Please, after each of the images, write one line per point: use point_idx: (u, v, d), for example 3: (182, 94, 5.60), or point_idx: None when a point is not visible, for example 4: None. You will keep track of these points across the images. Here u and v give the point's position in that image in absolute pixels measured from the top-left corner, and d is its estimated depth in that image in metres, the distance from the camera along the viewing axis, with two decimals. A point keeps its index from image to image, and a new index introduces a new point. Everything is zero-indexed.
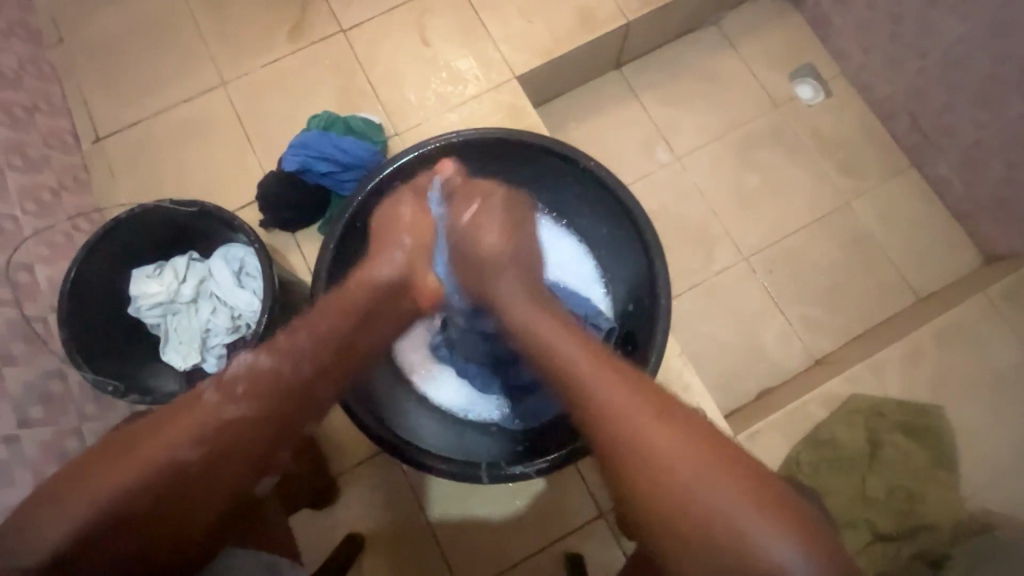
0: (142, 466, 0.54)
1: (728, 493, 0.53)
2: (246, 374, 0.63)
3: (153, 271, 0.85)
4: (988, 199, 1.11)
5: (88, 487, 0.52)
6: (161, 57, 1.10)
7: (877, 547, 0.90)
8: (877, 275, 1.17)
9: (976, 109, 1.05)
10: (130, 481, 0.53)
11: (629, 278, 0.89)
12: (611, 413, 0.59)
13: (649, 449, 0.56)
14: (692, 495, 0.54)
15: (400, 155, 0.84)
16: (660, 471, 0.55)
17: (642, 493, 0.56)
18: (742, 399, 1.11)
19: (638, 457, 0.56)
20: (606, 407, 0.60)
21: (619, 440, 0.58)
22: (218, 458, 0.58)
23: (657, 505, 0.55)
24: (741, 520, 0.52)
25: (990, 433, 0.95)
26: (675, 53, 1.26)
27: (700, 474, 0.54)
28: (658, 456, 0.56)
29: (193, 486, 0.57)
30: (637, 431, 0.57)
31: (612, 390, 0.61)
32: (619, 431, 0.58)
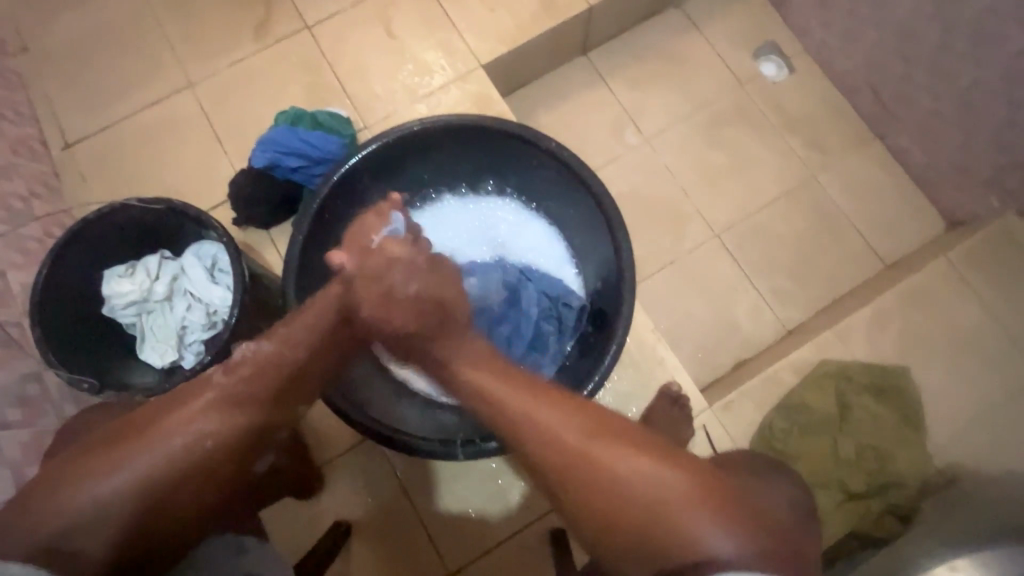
0: (134, 465, 0.57)
1: (674, 496, 0.57)
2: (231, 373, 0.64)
3: (125, 271, 0.86)
4: (947, 166, 1.14)
5: (89, 484, 0.55)
6: (126, 61, 1.10)
7: (849, 506, 0.94)
8: (845, 245, 1.19)
9: (931, 78, 1.08)
10: (125, 478, 0.56)
11: (599, 259, 0.91)
12: (562, 443, 0.61)
13: (597, 467, 0.59)
14: (644, 505, 0.57)
15: (366, 145, 0.85)
16: (612, 493, 0.58)
17: (597, 511, 0.59)
18: (718, 372, 1.14)
19: (592, 477, 0.59)
20: (552, 436, 0.61)
21: (570, 464, 0.60)
22: (207, 455, 0.60)
23: (612, 516, 0.59)
24: (684, 518, 0.56)
25: (952, 391, 1.00)
26: (640, 37, 1.28)
27: (648, 486, 0.58)
28: (609, 473, 0.59)
29: (187, 482, 0.59)
30: (585, 457, 0.60)
31: (565, 432, 0.61)
32: (567, 460, 0.60)
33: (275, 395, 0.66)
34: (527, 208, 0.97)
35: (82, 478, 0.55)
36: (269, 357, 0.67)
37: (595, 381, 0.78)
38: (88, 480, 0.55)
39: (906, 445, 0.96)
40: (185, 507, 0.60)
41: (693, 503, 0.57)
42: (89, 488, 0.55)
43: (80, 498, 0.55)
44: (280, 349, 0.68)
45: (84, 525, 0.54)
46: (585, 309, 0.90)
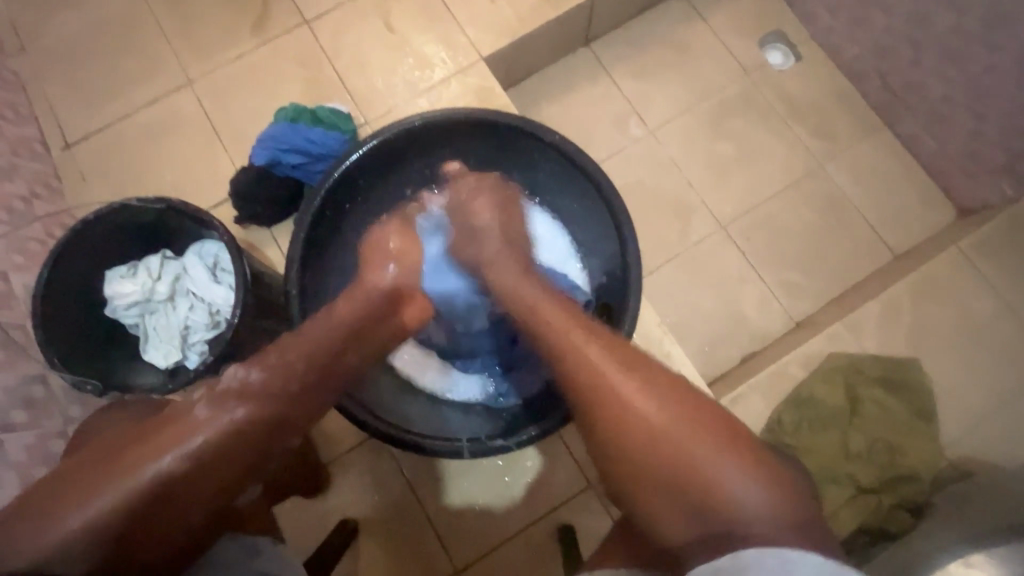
0: (134, 473, 0.54)
1: (700, 443, 0.55)
2: (259, 371, 0.64)
3: (126, 271, 0.86)
4: (957, 153, 1.12)
5: (111, 474, 0.54)
6: (124, 59, 1.09)
7: (861, 499, 0.92)
8: (854, 235, 1.17)
9: (943, 62, 1.05)
10: (123, 487, 0.54)
11: (605, 254, 0.89)
12: (590, 375, 0.61)
13: (623, 402, 0.58)
14: (667, 449, 0.55)
15: (366, 140, 0.84)
16: (637, 433, 0.57)
17: (620, 454, 0.57)
18: (725, 365, 1.13)
19: (622, 406, 0.58)
20: (583, 366, 0.62)
21: (597, 400, 0.59)
22: (210, 462, 0.58)
23: (643, 453, 0.56)
24: (710, 465, 0.53)
25: (964, 382, 0.98)
26: (643, 26, 1.26)
27: (673, 428, 0.56)
28: (632, 411, 0.57)
29: (186, 493, 0.57)
30: (610, 389, 0.59)
31: (592, 361, 0.62)
32: (593, 389, 0.60)
33: (296, 396, 0.65)
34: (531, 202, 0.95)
35: (82, 485, 0.54)
36: (276, 362, 0.65)
37: None
38: (88, 487, 0.54)
39: (917, 438, 0.95)
40: (184, 518, 0.57)
41: (720, 450, 0.54)
42: (88, 497, 0.53)
43: (79, 507, 0.53)
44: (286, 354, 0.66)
45: (80, 536, 0.52)
46: (591, 304, 0.89)
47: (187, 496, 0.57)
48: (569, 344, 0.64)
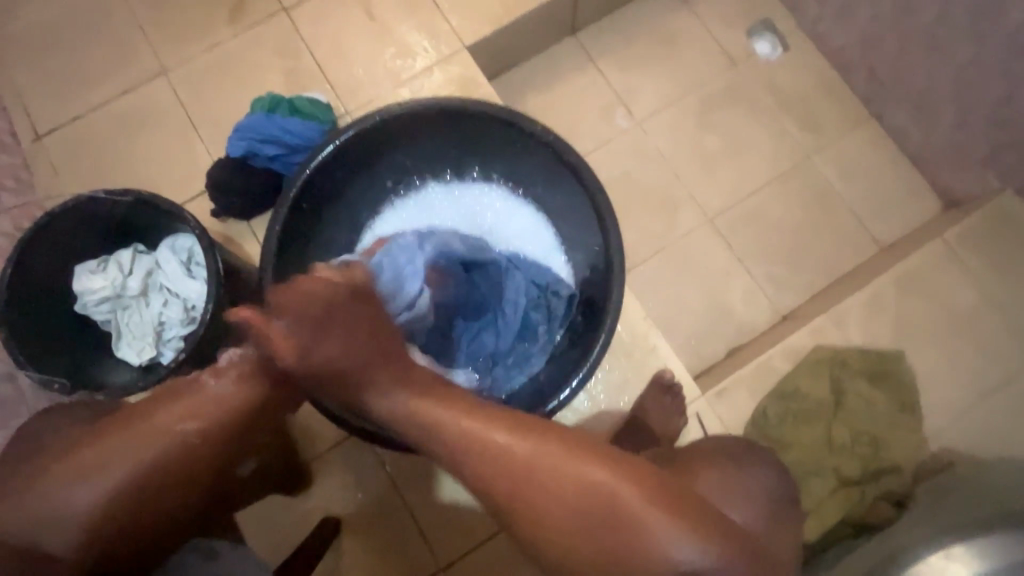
0: (117, 472, 0.56)
1: (639, 531, 0.54)
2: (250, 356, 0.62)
3: (96, 266, 0.83)
4: (943, 145, 1.11)
5: (98, 468, 0.56)
6: (95, 48, 1.06)
7: (845, 492, 0.92)
8: (840, 228, 1.17)
9: (928, 53, 1.05)
10: (107, 484, 0.56)
11: (588, 247, 0.88)
12: (513, 491, 0.55)
13: (556, 513, 0.54)
14: (606, 546, 0.54)
15: (343, 131, 0.82)
16: (575, 533, 0.54)
17: (562, 554, 0.55)
18: (711, 359, 1.12)
19: (544, 511, 0.55)
20: (504, 484, 0.55)
21: (529, 510, 0.55)
22: (190, 465, 0.59)
23: (572, 548, 0.55)
24: (654, 549, 0.53)
25: (946, 375, 0.99)
26: (630, 16, 1.24)
27: (611, 524, 0.54)
28: (558, 510, 0.54)
29: (167, 492, 0.59)
30: (539, 501, 0.54)
31: (504, 467, 0.56)
32: (523, 502, 0.55)
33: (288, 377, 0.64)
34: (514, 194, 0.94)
35: (67, 478, 0.56)
36: (261, 357, 0.61)
37: (583, 371, 0.76)
38: (71, 482, 0.56)
39: (900, 430, 0.95)
40: (165, 514, 0.60)
41: (659, 532, 0.54)
42: (74, 489, 0.55)
43: (66, 500, 0.55)
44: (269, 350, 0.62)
45: (67, 528, 0.55)
46: (573, 297, 0.88)
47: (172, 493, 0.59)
48: (483, 454, 0.56)
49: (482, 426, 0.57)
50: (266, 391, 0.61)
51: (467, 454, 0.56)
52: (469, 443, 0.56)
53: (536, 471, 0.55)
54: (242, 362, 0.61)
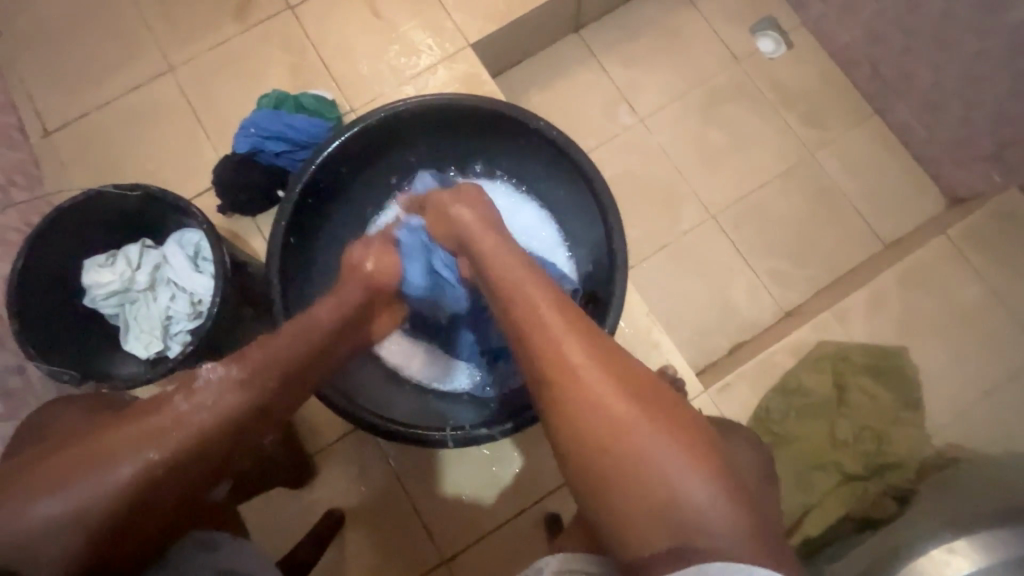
0: (79, 493, 0.53)
1: (659, 437, 0.53)
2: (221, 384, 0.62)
3: (105, 260, 0.84)
4: (948, 141, 1.11)
5: (62, 487, 0.52)
6: (104, 45, 1.07)
7: (848, 487, 0.92)
8: (843, 224, 1.17)
9: (932, 49, 1.04)
10: (68, 504, 0.52)
11: (591, 245, 0.89)
12: (561, 358, 0.58)
13: (589, 390, 0.56)
14: (626, 441, 0.54)
15: (349, 126, 0.82)
16: (600, 423, 0.55)
17: (580, 441, 0.55)
18: (714, 355, 1.12)
19: (580, 398, 0.56)
20: (554, 347, 0.59)
21: (564, 385, 0.57)
22: (159, 487, 0.56)
23: (596, 445, 0.55)
24: (668, 464, 0.52)
25: (949, 371, 0.99)
26: (634, 13, 1.24)
27: (636, 416, 0.55)
28: (597, 399, 0.56)
29: (132, 517, 0.55)
30: (581, 371, 0.57)
31: (559, 348, 0.59)
32: (562, 372, 0.58)
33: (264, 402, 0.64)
34: (517, 193, 0.95)
35: (26, 495, 0.52)
36: (239, 381, 0.63)
37: None
38: (31, 499, 0.52)
39: (904, 426, 0.95)
40: (133, 538, 0.56)
41: (677, 447, 0.53)
42: (34, 507, 0.52)
43: (24, 517, 0.52)
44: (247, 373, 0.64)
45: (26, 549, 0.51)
46: (576, 294, 0.88)
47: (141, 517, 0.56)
48: (546, 322, 0.61)
49: (550, 306, 0.63)
50: (242, 415, 0.62)
51: (532, 319, 0.62)
52: (534, 313, 0.63)
53: (589, 346, 0.59)
54: (221, 385, 0.62)
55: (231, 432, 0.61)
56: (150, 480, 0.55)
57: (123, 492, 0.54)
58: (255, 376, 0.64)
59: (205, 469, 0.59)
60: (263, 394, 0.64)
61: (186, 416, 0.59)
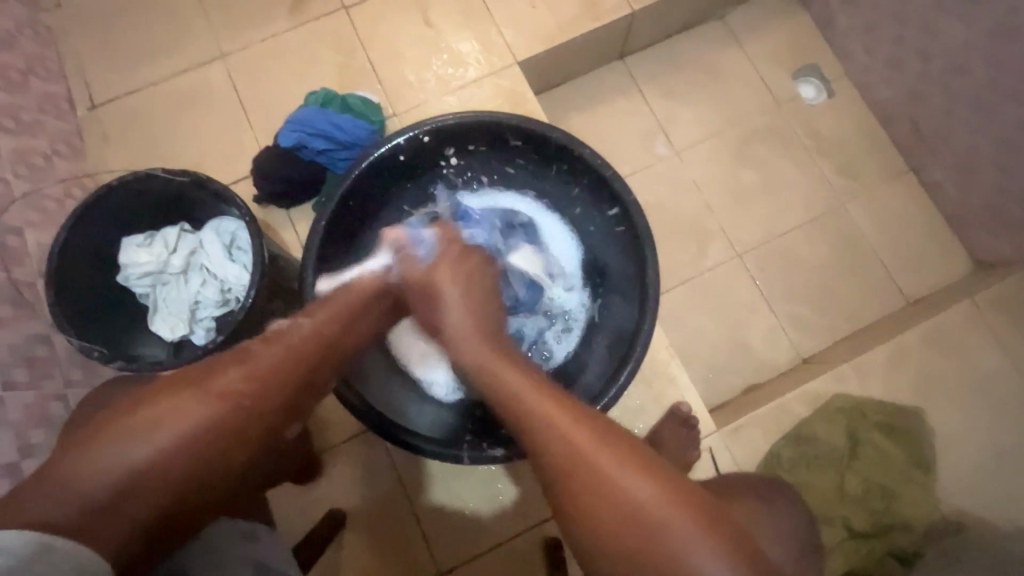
0: (159, 434, 0.56)
1: (670, 521, 0.53)
2: (289, 330, 0.68)
3: (143, 240, 0.86)
4: (981, 207, 1.11)
5: (148, 425, 0.56)
6: (160, 27, 1.09)
7: (852, 543, 0.93)
8: (868, 277, 1.17)
9: (975, 115, 1.05)
10: (151, 445, 0.56)
11: (621, 278, 0.89)
12: (574, 459, 0.57)
13: (610, 485, 0.55)
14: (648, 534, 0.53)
15: (396, 134, 0.84)
16: (612, 516, 0.55)
17: (599, 536, 0.55)
18: (728, 395, 1.12)
19: (593, 495, 0.55)
20: (568, 449, 0.57)
21: (584, 482, 0.56)
22: (240, 419, 0.61)
23: (613, 533, 0.54)
24: (680, 541, 0.52)
25: (961, 436, 0.99)
26: (678, 46, 1.26)
27: (658, 500, 0.54)
28: (610, 490, 0.55)
29: (208, 456, 0.58)
30: (599, 476, 0.56)
31: (566, 434, 0.58)
32: (576, 470, 0.56)
33: (324, 348, 0.69)
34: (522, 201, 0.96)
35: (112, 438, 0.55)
36: (308, 326, 0.69)
37: (607, 399, 0.76)
38: (115, 443, 0.55)
39: (913, 487, 0.95)
40: (203, 486, 0.58)
41: (684, 524, 0.53)
42: (96, 458, 0.54)
43: (98, 462, 0.54)
44: (317, 324, 0.70)
45: (95, 492, 0.53)
46: (580, 271, 0.94)
47: (217, 456, 0.59)
48: (548, 418, 0.60)
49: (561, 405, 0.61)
50: (311, 361, 0.67)
51: (547, 414, 0.60)
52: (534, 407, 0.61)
53: (593, 442, 0.58)
54: (291, 333, 0.68)
55: (300, 378, 0.66)
56: (223, 421, 0.59)
57: (200, 428, 0.58)
58: (326, 320, 0.71)
59: (274, 415, 0.64)
60: (331, 341, 0.70)
61: (264, 354, 0.64)
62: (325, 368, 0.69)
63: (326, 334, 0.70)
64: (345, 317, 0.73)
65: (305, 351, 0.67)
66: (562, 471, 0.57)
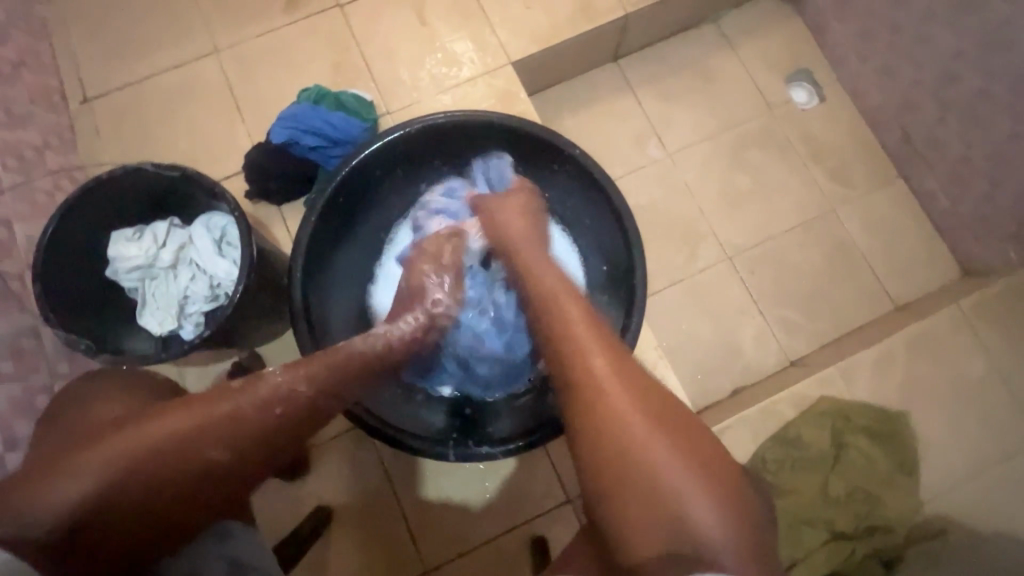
0: (126, 477, 0.55)
1: (669, 451, 0.57)
2: (286, 392, 0.65)
3: (132, 234, 0.86)
4: (969, 214, 1.12)
5: (126, 468, 0.55)
6: (154, 21, 1.08)
7: (835, 545, 0.94)
8: (856, 282, 1.18)
9: (964, 123, 1.06)
10: (115, 489, 0.55)
11: (610, 279, 0.90)
12: (589, 383, 0.62)
13: (614, 404, 0.60)
14: (634, 452, 0.58)
15: (389, 131, 0.84)
16: (617, 438, 0.58)
17: (600, 452, 0.59)
18: (716, 396, 1.13)
19: (603, 414, 0.60)
20: (586, 373, 0.63)
21: (589, 398, 0.62)
22: (215, 473, 0.61)
23: (616, 451, 0.58)
24: (673, 470, 0.56)
25: (944, 440, 1.00)
26: (673, 49, 1.26)
27: (648, 426, 0.59)
28: (621, 414, 0.60)
29: (167, 505, 0.59)
30: (612, 400, 0.60)
31: (590, 359, 0.64)
32: (592, 392, 0.61)
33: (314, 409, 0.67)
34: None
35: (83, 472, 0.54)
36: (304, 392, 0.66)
37: None
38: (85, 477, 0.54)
39: (897, 490, 0.96)
40: (160, 527, 0.59)
41: (682, 456, 0.57)
42: (71, 491, 0.53)
43: (70, 495, 0.53)
44: (313, 391, 0.67)
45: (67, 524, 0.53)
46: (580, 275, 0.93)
47: (188, 500, 0.60)
48: (579, 341, 0.65)
49: (589, 334, 0.66)
50: (290, 423, 0.65)
51: (568, 336, 0.66)
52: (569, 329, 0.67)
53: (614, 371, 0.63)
54: (284, 396, 0.64)
55: (275, 441, 0.65)
56: (192, 473, 0.59)
57: (166, 477, 0.58)
58: (324, 379, 0.68)
59: (242, 475, 0.63)
60: (319, 410, 0.67)
61: (249, 413, 0.62)
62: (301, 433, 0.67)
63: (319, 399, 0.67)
64: (341, 386, 0.69)
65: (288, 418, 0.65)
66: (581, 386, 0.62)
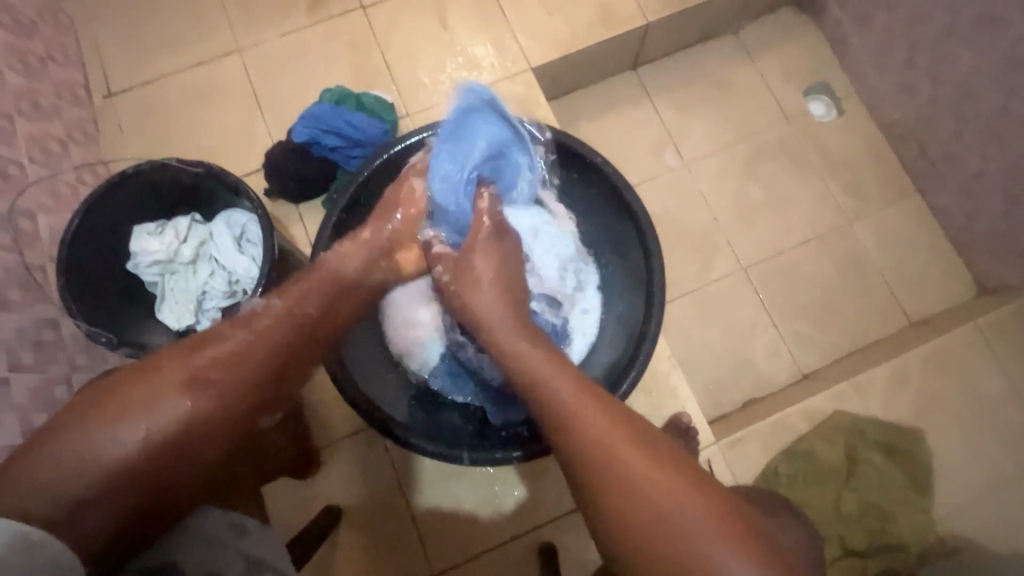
0: (138, 423, 0.56)
1: (698, 527, 0.53)
2: (260, 315, 0.67)
3: (154, 229, 0.87)
4: (987, 232, 1.11)
5: (118, 414, 0.55)
6: (179, 20, 1.10)
7: (847, 561, 0.94)
8: (872, 297, 1.18)
9: (983, 139, 1.05)
10: (132, 437, 0.55)
11: (626, 289, 0.90)
12: (597, 457, 0.58)
13: (629, 491, 0.55)
14: (656, 526, 0.54)
15: (410, 135, 0.85)
16: (640, 517, 0.54)
17: (622, 536, 0.55)
18: (728, 407, 1.12)
19: (615, 490, 0.56)
20: (595, 448, 0.58)
21: (601, 482, 0.57)
22: (213, 416, 0.60)
23: (638, 532, 0.54)
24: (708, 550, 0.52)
25: (958, 462, 0.99)
26: (692, 58, 1.27)
27: (669, 500, 0.54)
28: (639, 491, 0.55)
29: (183, 450, 0.58)
30: (627, 480, 0.56)
31: (595, 427, 0.59)
32: (604, 474, 0.57)
33: (302, 333, 0.68)
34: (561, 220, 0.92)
35: (95, 425, 0.54)
36: (281, 311, 0.68)
37: None
38: (99, 428, 0.54)
39: (910, 509, 0.95)
40: (175, 475, 0.58)
41: (715, 530, 0.53)
42: (69, 446, 0.53)
43: (68, 450, 0.53)
44: (289, 303, 0.69)
45: (64, 482, 0.52)
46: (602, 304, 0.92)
47: (190, 446, 0.59)
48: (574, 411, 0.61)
49: (577, 398, 0.62)
50: (288, 342, 0.67)
51: (557, 404, 0.62)
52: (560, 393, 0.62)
53: (620, 437, 0.58)
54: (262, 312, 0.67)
55: (277, 357, 0.66)
56: (208, 411, 0.59)
57: (182, 413, 0.58)
58: (297, 304, 0.69)
59: (250, 401, 0.63)
60: (304, 322, 0.69)
61: (236, 342, 0.63)
62: (301, 352, 0.69)
63: (305, 317, 0.69)
64: (320, 298, 0.72)
65: (280, 332, 0.66)
66: (590, 467, 0.58)
